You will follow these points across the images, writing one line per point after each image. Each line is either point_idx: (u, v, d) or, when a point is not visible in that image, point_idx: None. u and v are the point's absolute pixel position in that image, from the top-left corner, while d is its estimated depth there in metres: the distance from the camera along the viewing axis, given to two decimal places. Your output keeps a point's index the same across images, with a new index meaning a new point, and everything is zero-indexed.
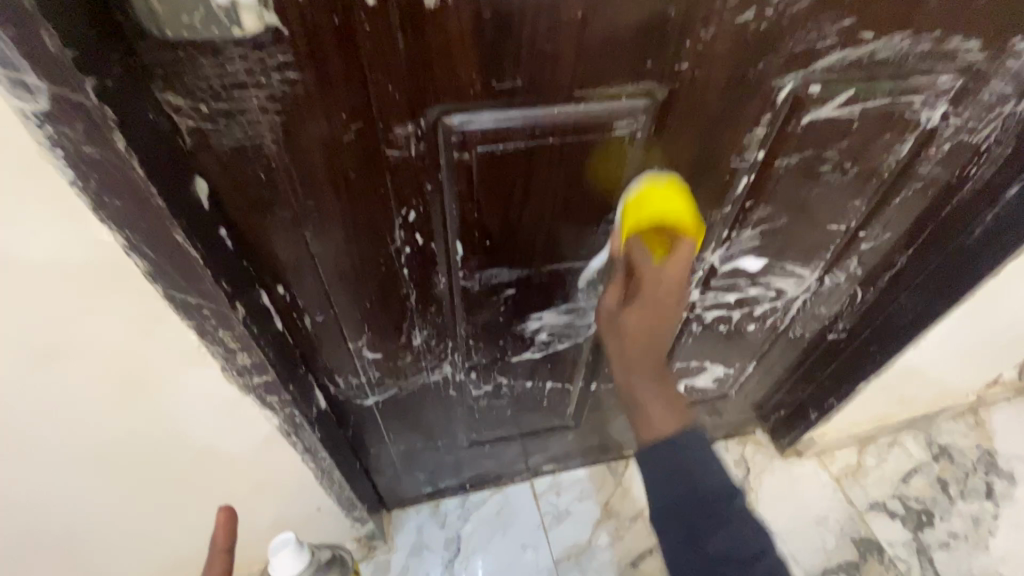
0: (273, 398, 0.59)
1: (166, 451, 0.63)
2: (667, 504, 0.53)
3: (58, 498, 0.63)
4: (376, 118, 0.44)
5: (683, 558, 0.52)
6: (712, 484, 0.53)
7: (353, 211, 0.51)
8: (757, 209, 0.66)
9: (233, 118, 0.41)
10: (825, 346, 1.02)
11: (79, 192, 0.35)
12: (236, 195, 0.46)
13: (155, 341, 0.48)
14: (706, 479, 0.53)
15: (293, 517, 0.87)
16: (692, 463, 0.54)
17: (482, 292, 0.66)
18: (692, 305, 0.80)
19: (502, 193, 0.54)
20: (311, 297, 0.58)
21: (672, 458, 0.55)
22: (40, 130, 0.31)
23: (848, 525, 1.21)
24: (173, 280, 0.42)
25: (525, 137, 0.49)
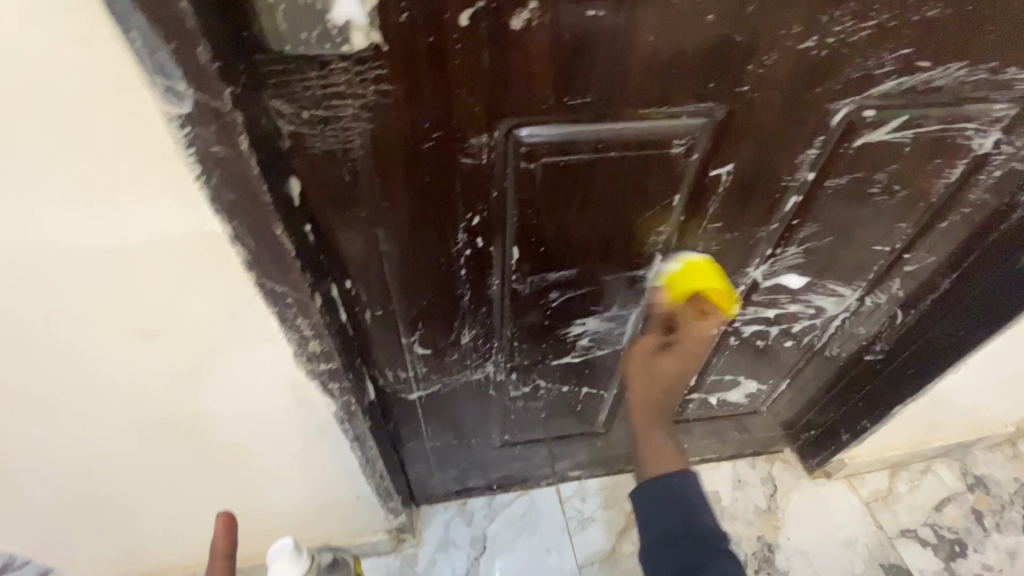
0: (335, 384, 0.62)
1: (230, 430, 0.67)
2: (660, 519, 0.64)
3: (135, 456, 0.69)
4: (454, 128, 0.48)
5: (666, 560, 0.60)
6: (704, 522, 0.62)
7: (423, 213, 0.55)
8: (804, 227, 0.67)
9: (329, 124, 0.45)
10: (862, 367, 1.02)
11: (201, 187, 0.39)
12: (322, 194, 0.50)
13: (241, 326, 0.51)
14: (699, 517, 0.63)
15: (332, 503, 0.91)
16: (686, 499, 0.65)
17: (532, 295, 0.68)
18: (732, 319, 0.82)
19: (561, 202, 0.57)
20: (373, 291, 0.62)
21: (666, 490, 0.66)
22: (179, 130, 0.35)
23: (877, 550, 1.19)
24: (266, 270, 0.46)
25: (588, 150, 0.52)
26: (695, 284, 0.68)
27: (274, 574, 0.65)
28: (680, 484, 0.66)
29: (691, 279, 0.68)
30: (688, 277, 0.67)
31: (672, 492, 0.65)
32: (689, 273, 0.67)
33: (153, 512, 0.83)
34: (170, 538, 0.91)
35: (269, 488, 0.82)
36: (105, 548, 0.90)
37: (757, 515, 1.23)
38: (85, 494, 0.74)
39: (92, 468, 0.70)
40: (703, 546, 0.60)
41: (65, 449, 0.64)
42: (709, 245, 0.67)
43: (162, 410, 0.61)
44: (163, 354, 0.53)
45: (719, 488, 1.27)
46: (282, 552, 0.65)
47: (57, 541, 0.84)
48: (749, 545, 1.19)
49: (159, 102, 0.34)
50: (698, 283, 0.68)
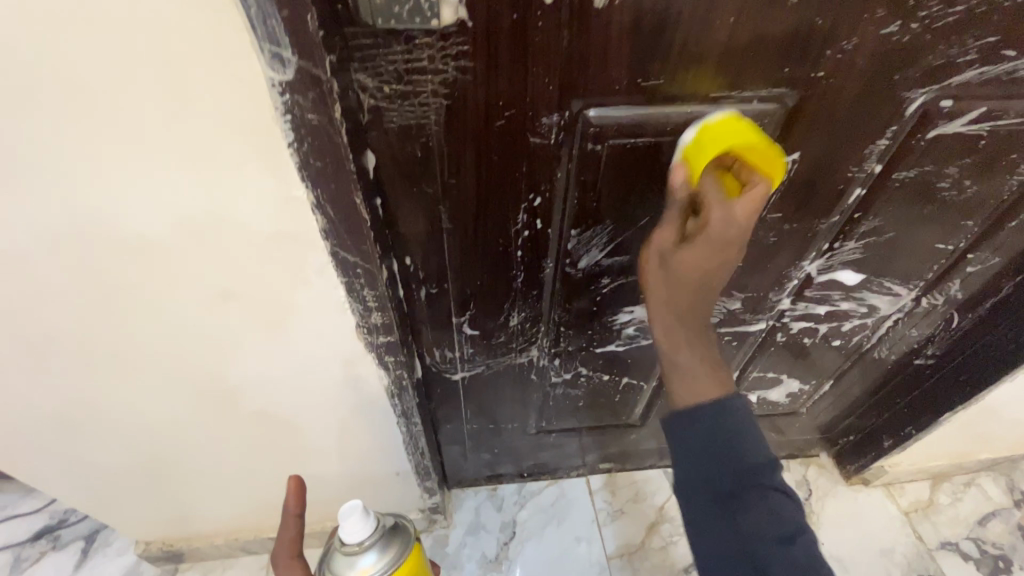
0: (390, 358, 0.64)
1: (285, 398, 0.70)
2: (713, 477, 0.49)
3: (197, 417, 0.72)
4: (527, 107, 0.48)
5: (711, 524, 0.50)
6: (752, 460, 0.49)
7: (486, 192, 0.56)
8: (865, 221, 0.66)
9: (407, 99, 0.46)
10: (910, 371, 0.99)
11: (293, 154, 0.41)
12: (393, 169, 0.51)
13: (310, 294, 0.53)
14: (748, 454, 0.49)
15: (372, 478, 0.93)
16: (732, 432, 0.50)
17: (583, 280, 0.69)
18: (781, 314, 0.80)
19: (622, 185, 0.57)
20: (431, 269, 0.64)
21: (725, 428, 0.50)
22: (279, 97, 0.37)
23: (916, 561, 1.16)
24: (340, 239, 0.48)
25: (656, 132, 0.52)
26: (718, 142, 0.47)
27: (346, 532, 0.64)
28: (738, 413, 0.50)
29: (717, 138, 0.48)
30: (712, 136, 0.48)
31: (729, 430, 0.50)
32: (706, 136, 0.49)
33: (205, 476, 0.87)
34: (218, 503, 0.95)
35: (314, 459, 0.85)
36: (157, 509, 0.94)
37: None
38: (145, 454, 0.78)
39: (155, 428, 0.73)
40: (753, 488, 0.49)
41: (134, 407, 0.68)
42: (767, 236, 0.66)
43: (227, 374, 0.64)
44: (235, 318, 0.55)
45: None
46: (354, 512, 0.64)
47: (115, 498, 0.89)
48: None
49: (265, 69, 0.36)
50: (721, 142, 0.47)
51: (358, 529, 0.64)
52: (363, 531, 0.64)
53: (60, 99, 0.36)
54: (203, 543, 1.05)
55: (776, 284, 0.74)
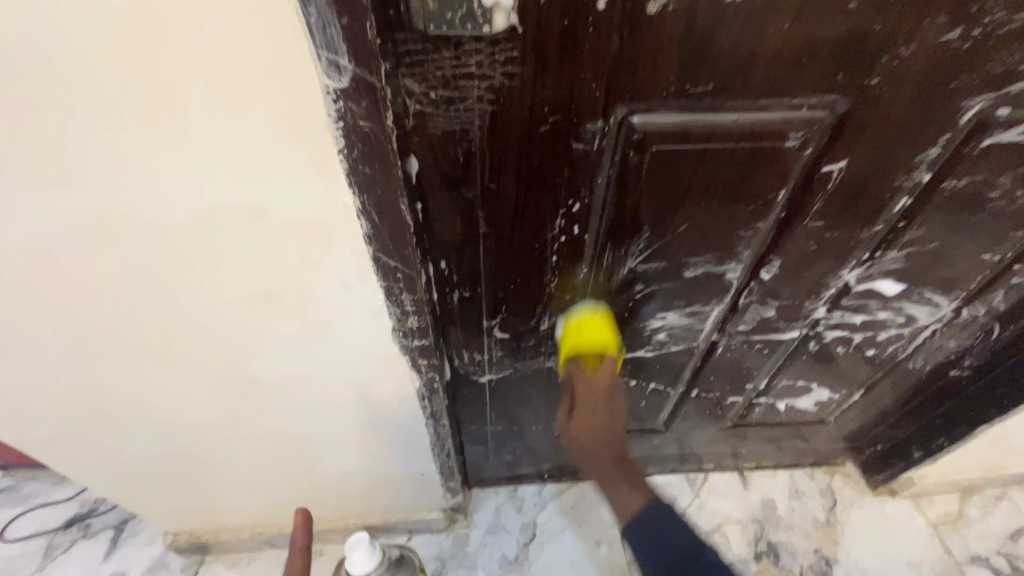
0: (423, 361, 0.64)
1: (318, 397, 0.71)
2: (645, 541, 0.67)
3: (231, 413, 0.73)
4: (572, 113, 0.48)
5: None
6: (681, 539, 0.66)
7: (525, 197, 0.55)
8: (909, 230, 0.64)
9: (452, 104, 0.46)
10: (945, 382, 0.97)
11: (342, 159, 0.41)
12: (434, 174, 0.51)
13: (349, 297, 0.54)
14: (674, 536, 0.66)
15: (397, 476, 0.94)
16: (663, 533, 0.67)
17: (617, 285, 0.69)
18: (815, 322, 0.79)
19: (663, 192, 0.56)
20: (465, 273, 0.63)
21: (650, 527, 0.68)
22: (333, 103, 0.37)
23: (944, 574, 1.13)
24: (383, 244, 0.48)
25: (700, 139, 0.51)
26: (585, 341, 0.70)
27: (351, 563, 0.72)
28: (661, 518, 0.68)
29: (585, 333, 0.70)
30: (583, 333, 0.70)
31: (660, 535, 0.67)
32: (577, 332, 0.71)
33: (234, 471, 0.88)
34: (245, 497, 0.97)
35: (342, 457, 0.86)
36: (186, 501, 0.96)
37: (815, 527, 1.19)
38: (178, 447, 0.80)
39: (188, 423, 0.75)
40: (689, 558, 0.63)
41: (170, 402, 0.70)
42: (807, 244, 0.65)
43: (262, 372, 0.65)
44: (274, 319, 0.56)
45: (775, 497, 1.24)
46: (360, 545, 0.72)
47: (147, 489, 0.91)
48: (806, 557, 1.15)
49: (321, 76, 0.36)
50: (590, 339, 0.70)
51: (363, 559, 0.72)
52: (368, 563, 0.72)
53: (119, 103, 0.36)
54: (229, 536, 1.07)
55: (813, 292, 0.73)
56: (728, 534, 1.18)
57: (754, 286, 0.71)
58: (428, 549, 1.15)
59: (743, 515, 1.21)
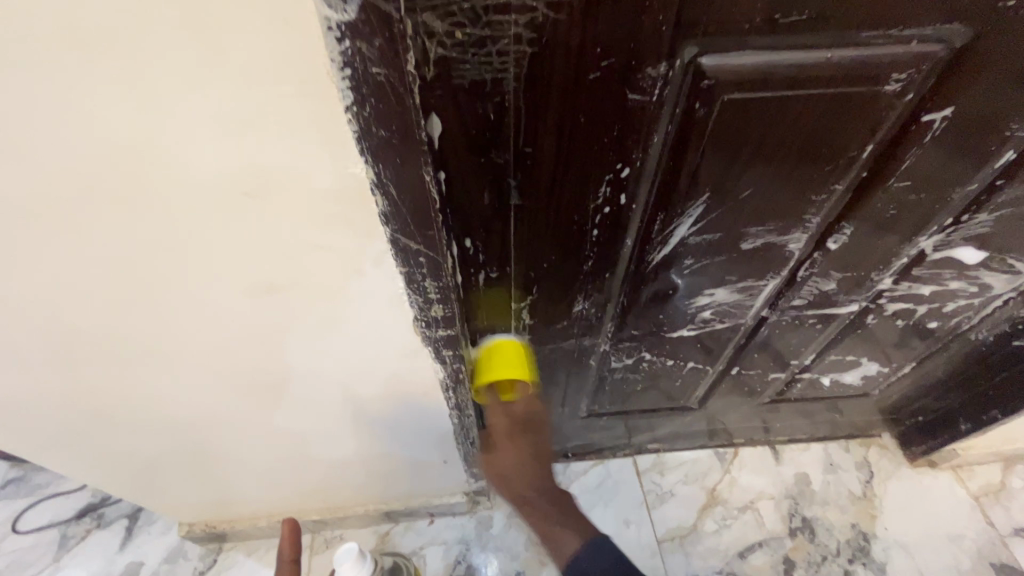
0: (449, 352, 0.57)
1: (333, 390, 0.64)
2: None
3: (239, 408, 0.67)
4: (630, 56, 0.39)
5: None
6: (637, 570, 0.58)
7: (566, 162, 0.47)
8: (1007, 189, 0.55)
9: (484, 47, 0.37)
10: (1006, 352, 0.89)
11: (351, 120, 0.32)
12: (459, 136, 0.43)
13: (364, 284, 0.46)
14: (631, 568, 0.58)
15: (418, 463, 0.89)
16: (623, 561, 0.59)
17: (663, 261, 0.61)
18: (878, 295, 0.71)
19: (728, 151, 0.48)
20: (493, 251, 0.56)
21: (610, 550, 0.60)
22: (338, 44, 0.28)
23: (986, 548, 1.09)
24: (404, 224, 0.40)
25: (784, 85, 0.42)
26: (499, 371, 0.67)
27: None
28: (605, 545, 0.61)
29: (496, 364, 0.68)
30: (491, 361, 0.68)
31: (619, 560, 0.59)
32: (492, 356, 0.68)
33: (248, 464, 0.83)
34: (261, 487, 0.92)
35: (361, 447, 0.81)
36: (200, 494, 0.92)
37: (851, 501, 1.15)
38: (184, 444, 0.75)
39: (194, 420, 0.69)
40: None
41: (172, 401, 0.63)
42: (887, 208, 0.56)
43: (271, 367, 0.58)
44: (279, 311, 0.49)
45: (809, 471, 1.19)
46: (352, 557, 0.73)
47: (157, 485, 0.86)
48: (842, 532, 1.11)
49: (319, 5, 0.27)
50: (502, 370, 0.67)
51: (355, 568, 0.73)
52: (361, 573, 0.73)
53: (55, 52, 0.27)
54: (247, 525, 1.04)
55: (882, 262, 0.64)
56: (761, 510, 1.14)
57: (818, 257, 0.63)
58: (451, 532, 1.11)
59: (775, 490, 1.16)
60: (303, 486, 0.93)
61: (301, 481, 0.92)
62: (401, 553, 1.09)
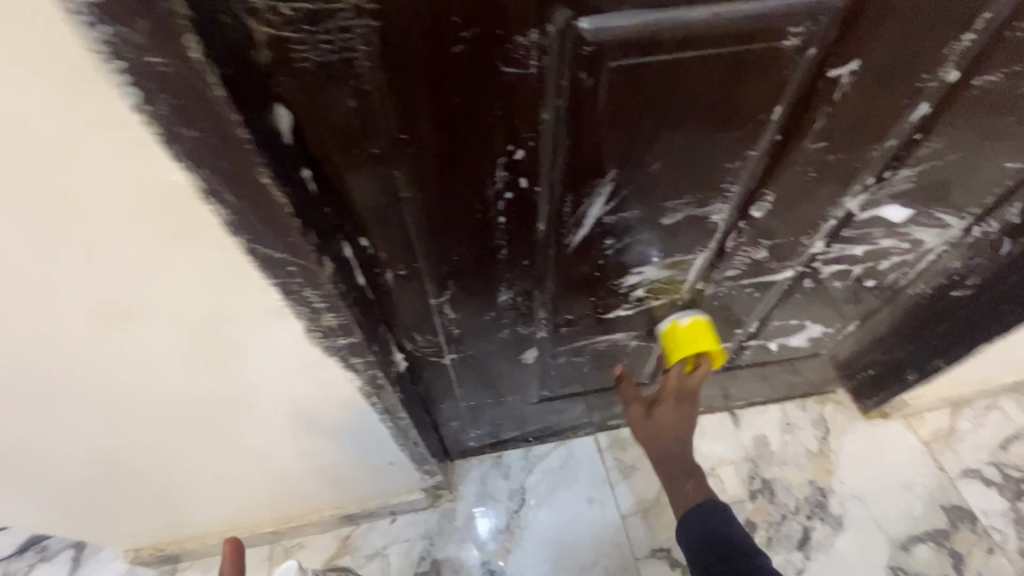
0: (358, 359, 0.53)
1: (249, 410, 0.60)
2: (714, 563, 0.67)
3: (145, 440, 0.62)
4: (493, 23, 0.34)
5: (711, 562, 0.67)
6: None
7: (451, 147, 0.42)
8: (927, 143, 0.53)
9: (320, 23, 0.32)
10: (945, 303, 0.90)
11: (144, 118, 0.28)
12: (319, 126, 0.38)
13: (233, 300, 0.41)
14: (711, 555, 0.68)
15: (364, 468, 0.86)
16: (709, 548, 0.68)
17: (584, 245, 0.57)
18: (811, 259, 0.69)
19: (628, 124, 0.44)
20: (394, 248, 0.51)
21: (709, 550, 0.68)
22: (93, 31, 0.24)
23: (937, 491, 1.12)
24: (257, 232, 0.35)
25: (675, 47, 0.38)
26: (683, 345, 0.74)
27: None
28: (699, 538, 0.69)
29: (680, 342, 0.75)
30: (682, 338, 0.75)
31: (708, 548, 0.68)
32: (676, 335, 0.76)
33: (183, 488, 0.79)
34: (204, 508, 0.88)
35: (300, 459, 0.77)
36: (137, 522, 0.87)
37: (808, 459, 1.16)
38: (101, 478, 0.69)
39: (103, 454, 0.63)
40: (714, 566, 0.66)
41: (69, 440, 0.58)
42: (806, 171, 0.53)
43: (170, 397, 0.53)
44: (153, 337, 0.44)
45: (767, 433, 1.20)
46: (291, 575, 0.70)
47: (83, 521, 0.81)
48: (800, 491, 1.13)
49: None
50: (690, 344, 0.75)
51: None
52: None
53: None
54: (197, 544, 1.00)
55: (810, 227, 0.62)
56: (722, 476, 1.15)
57: (743, 227, 0.60)
58: (414, 528, 1.10)
59: (735, 455, 1.17)
60: (248, 502, 0.89)
61: (244, 498, 0.88)
62: (363, 555, 1.07)
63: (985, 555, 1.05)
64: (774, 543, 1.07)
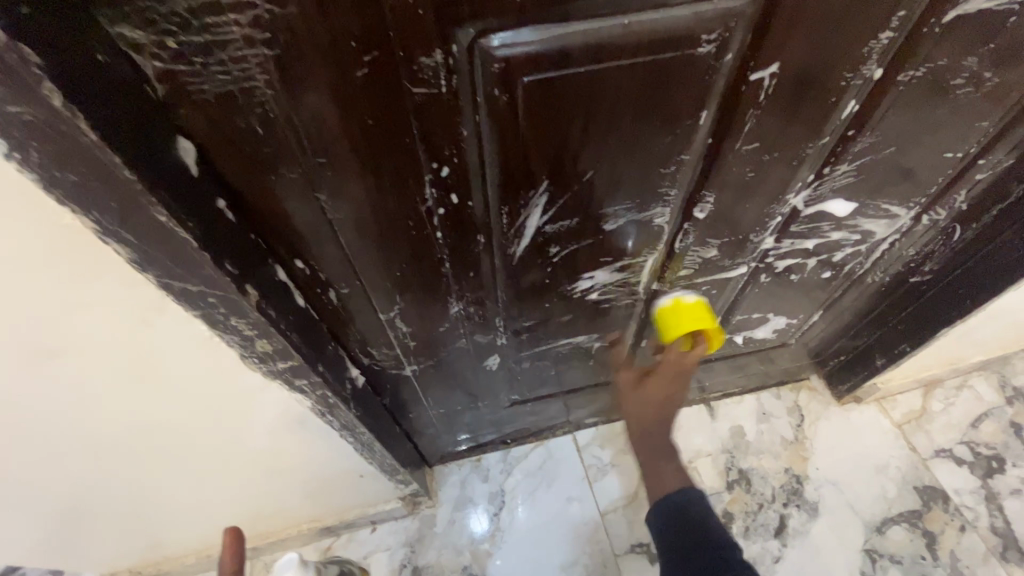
0: (303, 381, 0.53)
1: (205, 437, 0.59)
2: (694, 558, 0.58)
3: (100, 471, 0.61)
4: (395, 46, 0.34)
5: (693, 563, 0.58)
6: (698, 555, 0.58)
7: (373, 168, 0.42)
8: (862, 139, 0.53)
9: (213, 55, 0.31)
10: (905, 289, 0.91)
11: (21, 167, 0.28)
12: (231, 156, 0.37)
13: (158, 334, 0.41)
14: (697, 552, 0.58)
15: (334, 482, 0.86)
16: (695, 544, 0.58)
17: (529, 254, 0.57)
18: (764, 254, 0.70)
19: (554, 136, 0.44)
20: (333, 268, 0.51)
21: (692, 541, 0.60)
22: None
23: (910, 473, 1.13)
24: (167, 268, 0.35)
25: (587, 59, 0.38)
26: (684, 321, 0.71)
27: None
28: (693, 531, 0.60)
29: (684, 318, 0.71)
30: (682, 314, 0.72)
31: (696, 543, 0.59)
32: (676, 310, 0.72)
33: (153, 513, 0.78)
34: (178, 531, 0.87)
35: (269, 479, 0.76)
36: (112, 549, 0.86)
37: (784, 447, 1.17)
38: (66, 510, 0.69)
39: (61, 488, 0.63)
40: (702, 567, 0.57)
41: (21, 477, 0.57)
42: (743, 172, 0.53)
43: (117, 427, 0.53)
44: (85, 370, 0.43)
45: (743, 423, 1.21)
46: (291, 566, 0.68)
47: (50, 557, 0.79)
48: (776, 479, 1.14)
49: None
50: (686, 322, 0.71)
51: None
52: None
53: None
54: (174, 565, 0.98)
55: (757, 225, 0.63)
56: (699, 468, 1.15)
57: (689, 228, 0.60)
58: (394, 537, 1.10)
59: (712, 447, 1.18)
60: (221, 525, 0.89)
61: (216, 521, 0.87)
62: None
63: (958, 533, 1.07)
64: (751, 532, 1.08)
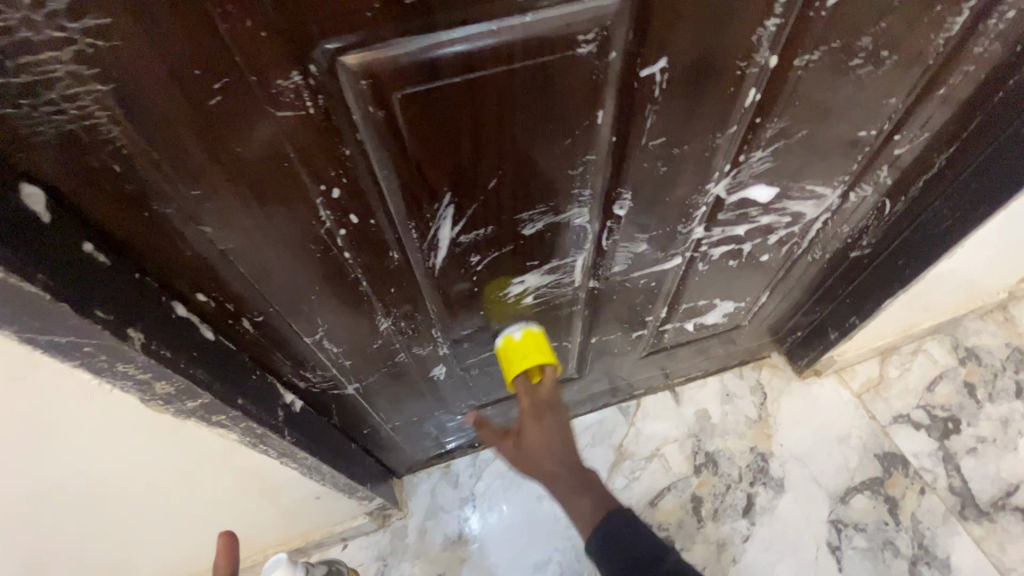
0: (221, 416, 0.51)
1: (133, 483, 0.56)
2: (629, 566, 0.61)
3: (24, 544, 0.58)
4: (246, 71, 0.32)
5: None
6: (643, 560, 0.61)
7: (257, 195, 0.40)
8: (771, 125, 0.53)
9: (41, 95, 0.30)
10: (847, 263, 0.92)
11: None
12: (92, 197, 0.35)
13: (40, 390, 0.39)
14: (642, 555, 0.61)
15: (291, 508, 0.84)
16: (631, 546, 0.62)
17: (449, 264, 0.56)
18: (696, 244, 0.69)
19: (446, 148, 0.42)
20: (242, 298, 0.49)
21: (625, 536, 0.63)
22: None
23: (870, 441, 1.16)
24: (24, 322, 0.34)
25: (460, 70, 0.37)
26: (523, 358, 0.72)
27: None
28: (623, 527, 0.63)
29: (524, 356, 0.72)
30: (517, 352, 0.73)
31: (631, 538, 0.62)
32: (511, 350, 0.73)
33: None
34: None
35: (220, 517, 0.74)
36: None
37: (748, 427, 1.19)
38: None
39: None
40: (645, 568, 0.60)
41: None
42: (656, 166, 0.53)
43: (27, 489, 0.49)
44: None
45: (708, 406, 1.22)
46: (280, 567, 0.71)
47: None
48: (742, 459, 1.15)
49: None
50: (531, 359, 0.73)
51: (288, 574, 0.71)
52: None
53: None
54: None
55: (683, 216, 0.62)
56: (667, 455, 1.16)
57: (613, 226, 0.60)
58: (366, 551, 1.09)
59: (678, 432, 1.19)
60: None
61: None
62: None
63: (918, 496, 1.10)
64: (719, 514, 1.10)
